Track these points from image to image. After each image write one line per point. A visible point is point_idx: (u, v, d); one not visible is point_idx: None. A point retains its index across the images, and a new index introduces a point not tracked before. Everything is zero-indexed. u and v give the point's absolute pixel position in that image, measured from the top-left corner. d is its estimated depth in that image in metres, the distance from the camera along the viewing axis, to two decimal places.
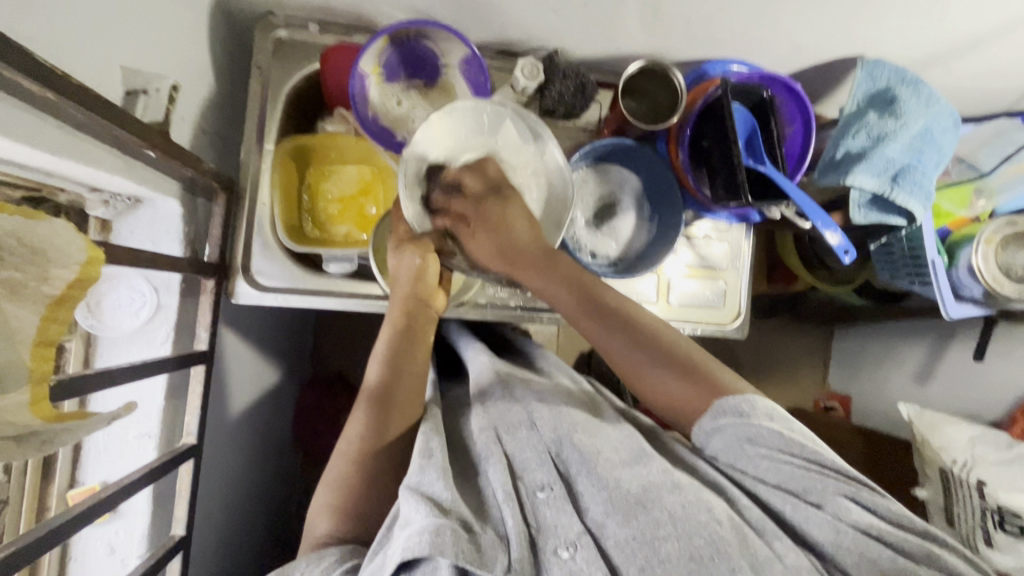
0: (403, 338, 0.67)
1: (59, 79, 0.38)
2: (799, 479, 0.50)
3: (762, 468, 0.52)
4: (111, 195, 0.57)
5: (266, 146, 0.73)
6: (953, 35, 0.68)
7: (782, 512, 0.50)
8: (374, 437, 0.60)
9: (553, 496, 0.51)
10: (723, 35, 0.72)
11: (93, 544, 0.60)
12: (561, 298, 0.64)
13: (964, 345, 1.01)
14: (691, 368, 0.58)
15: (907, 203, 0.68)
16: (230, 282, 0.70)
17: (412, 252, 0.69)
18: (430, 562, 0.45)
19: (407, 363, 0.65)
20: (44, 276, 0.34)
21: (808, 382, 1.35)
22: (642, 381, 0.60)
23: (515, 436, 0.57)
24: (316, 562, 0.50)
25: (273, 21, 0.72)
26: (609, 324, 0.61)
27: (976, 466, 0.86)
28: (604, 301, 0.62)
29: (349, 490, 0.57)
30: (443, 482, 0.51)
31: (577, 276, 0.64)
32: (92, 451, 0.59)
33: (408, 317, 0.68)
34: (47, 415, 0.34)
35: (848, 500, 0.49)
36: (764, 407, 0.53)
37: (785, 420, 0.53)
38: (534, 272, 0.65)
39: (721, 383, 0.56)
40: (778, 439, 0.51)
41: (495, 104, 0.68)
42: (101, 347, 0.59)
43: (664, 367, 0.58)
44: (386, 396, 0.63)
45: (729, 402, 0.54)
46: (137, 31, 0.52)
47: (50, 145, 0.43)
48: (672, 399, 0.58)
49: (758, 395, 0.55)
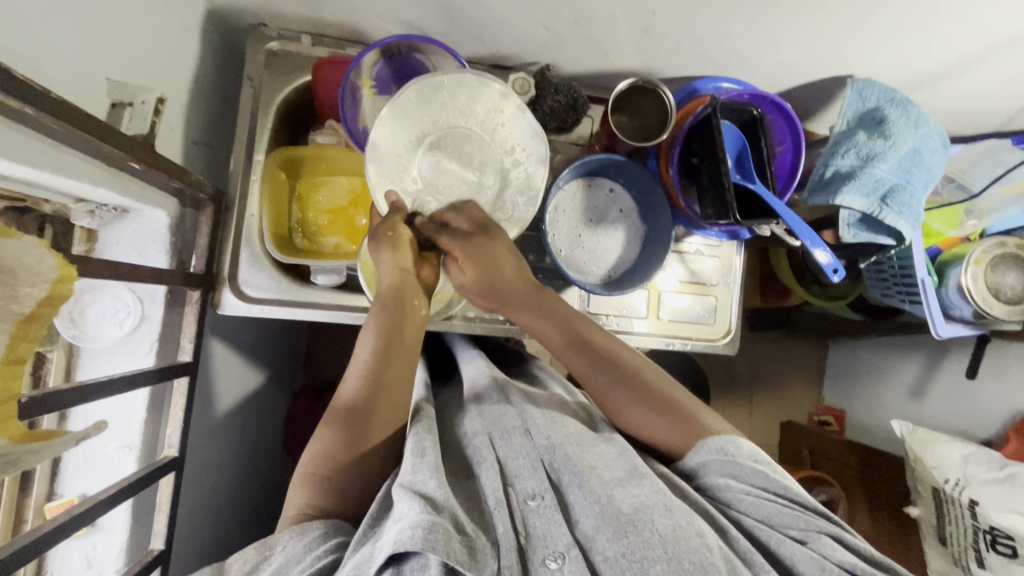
0: (391, 318, 0.64)
1: (37, 94, 0.38)
2: (784, 516, 0.50)
3: (745, 503, 0.51)
4: (97, 205, 0.56)
5: (256, 156, 0.73)
6: (942, 57, 0.68)
7: (768, 546, 0.49)
8: (365, 412, 0.59)
9: (543, 505, 0.50)
10: (713, 54, 0.72)
11: (70, 560, 0.58)
12: (548, 331, 0.67)
13: (958, 362, 1.01)
14: (670, 408, 0.60)
15: (896, 223, 0.68)
16: (216, 293, 0.70)
17: (386, 221, 0.65)
18: (419, 558, 0.43)
19: (397, 342, 0.63)
20: (12, 295, 0.34)
21: (803, 396, 1.34)
22: (623, 417, 0.61)
23: (507, 441, 0.57)
24: (300, 535, 0.50)
25: (265, 32, 0.72)
26: (592, 362, 0.64)
27: (968, 485, 0.85)
28: (589, 338, 0.65)
29: (332, 458, 0.57)
30: (436, 481, 0.50)
31: (560, 313, 0.67)
32: (71, 463, 0.58)
33: (397, 293, 0.65)
34: (11, 437, 0.34)
35: (830, 539, 0.49)
36: (749, 449, 0.55)
37: (769, 462, 0.55)
38: (519, 308, 0.68)
39: (700, 424, 0.59)
40: (762, 478, 0.52)
41: (454, 73, 0.64)
42: (84, 358, 0.58)
43: (643, 403, 0.60)
44: (380, 375, 0.61)
45: (715, 440, 0.56)
46: (124, 44, 0.52)
47: (30, 158, 0.42)
48: (655, 436, 0.60)
49: (743, 438, 0.57)
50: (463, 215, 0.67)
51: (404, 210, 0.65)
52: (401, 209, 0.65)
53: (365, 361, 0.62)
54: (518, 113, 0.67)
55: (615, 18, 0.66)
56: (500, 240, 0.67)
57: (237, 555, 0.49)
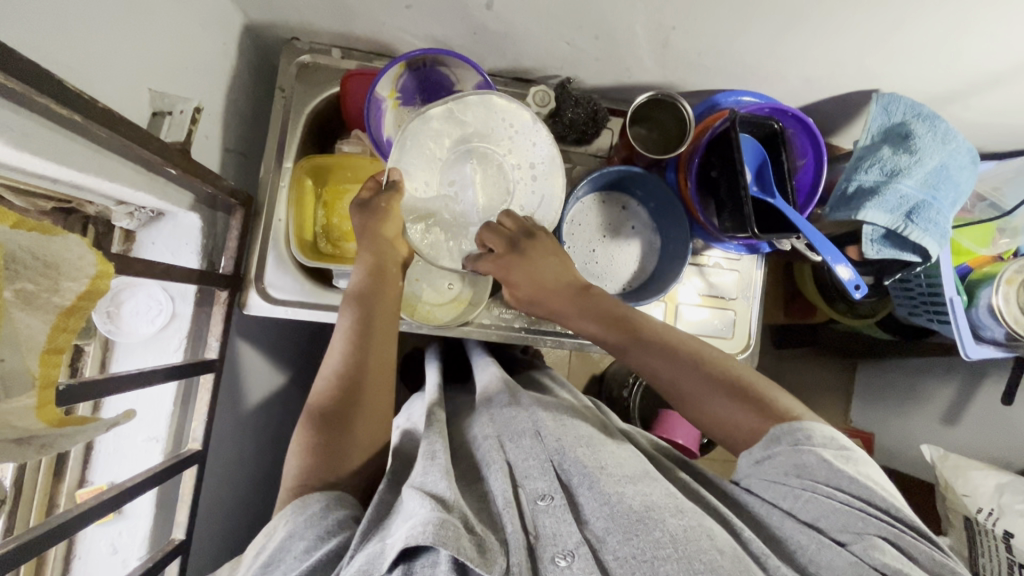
0: (373, 284, 0.66)
1: (85, 103, 0.41)
2: (836, 516, 0.48)
3: (801, 499, 0.49)
4: (136, 208, 0.59)
5: (285, 163, 0.76)
6: (971, 71, 0.66)
7: (803, 551, 0.48)
8: (353, 374, 0.62)
9: (553, 505, 0.50)
10: (735, 68, 0.72)
11: (97, 544, 0.61)
12: (602, 330, 0.66)
13: (995, 387, 0.96)
14: (741, 392, 0.58)
15: (921, 240, 0.67)
16: (243, 294, 0.73)
17: (382, 193, 0.66)
18: (430, 556, 0.45)
19: (377, 304, 0.65)
20: (55, 288, 0.36)
21: (830, 416, 1.30)
22: (695, 408, 0.60)
23: (517, 443, 0.57)
24: (301, 510, 0.52)
25: (298, 46, 0.75)
26: (658, 355, 0.63)
27: (1002, 515, 0.81)
28: (645, 330, 0.65)
29: (321, 411, 0.60)
30: (446, 482, 0.50)
31: (609, 309, 0.67)
32: (102, 452, 0.61)
33: (379, 264, 0.66)
34: (50, 420, 0.36)
35: (885, 542, 0.46)
36: (821, 436, 0.52)
37: (843, 451, 0.52)
38: (571, 308, 0.68)
39: (777, 408, 0.56)
40: (827, 472, 0.50)
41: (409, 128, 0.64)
42: (119, 351, 0.61)
43: (713, 391, 0.59)
44: (364, 339, 0.63)
45: (788, 429, 0.53)
46: (164, 58, 0.56)
47: (76, 162, 0.45)
48: (727, 425, 0.58)
49: (814, 422, 0.54)
50: (497, 234, 0.67)
51: (401, 188, 0.65)
52: (399, 186, 0.65)
53: (347, 329, 0.64)
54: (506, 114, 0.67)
55: (635, 33, 0.67)
56: (541, 237, 0.69)
57: (251, 547, 0.52)
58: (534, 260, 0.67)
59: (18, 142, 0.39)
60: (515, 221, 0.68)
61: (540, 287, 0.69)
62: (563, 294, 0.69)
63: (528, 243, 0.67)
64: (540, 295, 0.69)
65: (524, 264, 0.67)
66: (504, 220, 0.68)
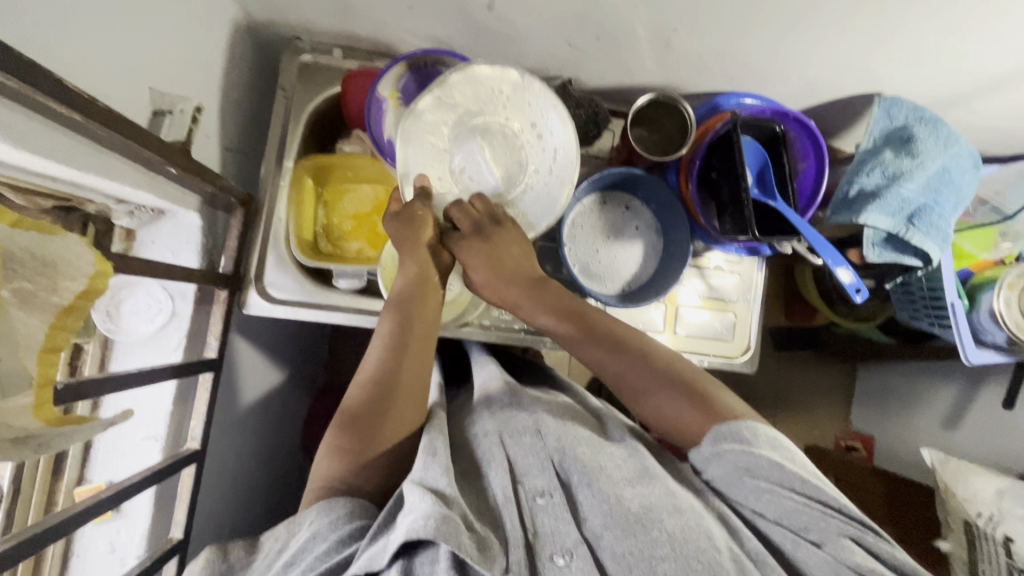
0: (411, 287, 0.67)
1: (85, 103, 0.40)
2: (800, 516, 0.48)
3: (762, 499, 0.49)
4: (136, 206, 0.59)
5: (286, 162, 0.76)
6: (974, 75, 0.66)
7: (783, 548, 0.48)
8: (387, 378, 0.61)
9: (552, 503, 0.50)
10: (737, 70, 0.72)
11: (95, 542, 0.61)
12: (558, 324, 0.67)
13: (996, 391, 0.96)
14: (687, 390, 0.58)
15: (923, 243, 0.67)
16: (243, 293, 0.73)
17: (414, 199, 0.67)
18: (430, 552, 0.45)
19: (417, 310, 0.66)
20: (53, 287, 0.36)
21: (830, 419, 1.29)
22: (643, 404, 0.60)
23: (518, 440, 0.56)
24: (327, 512, 0.51)
25: (299, 45, 0.75)
26: (611, 349, 0.63)
27: (1002, 520, 0.80)
28: (599, 326, 0.65)
29: (353, 413, 0.60)
30: (447, 478, 0.50)
31: (565, 303, 0.67)
32: (101, 450, 0.61)
33: (419, 271, 0.67)
34: (47, 420, 0.36)
35: (851, 542, 0.46)
36: (765, 436, 0.52)
37: (787, 450, 0.52)
38: (528, 300, 0.68)
39: (721, 407, 0.56)
40: (779, 473, 0.49)
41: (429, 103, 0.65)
42: (118, 350, 0.61)
43: (660, 388, 0.59)
44: (402, 344, 0.64)
45: (733, 427, 0.53)
46: (165, 57, 0.56)
47: (76, 160, 0.45)
48: (671, 422, 0.57)
49: (760, 423, 0.54)
50: (463, 212, 0.68)
51: (429, 192, 0.67)
52: (428, 192, 0.67)
53: (386, 333, 0.65)
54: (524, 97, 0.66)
55: (637, 34, 0.67)
56: (510, 228, 0.69)
57: (268, 534, 0.52)
58: (499, 244, 0.68)
59: (18, 142, 0.39)
60: (485, 205, 0.69)
61: (500, 274, 0.69)
62: (521, 286, 0.69)
63: (496, 229, 0.68)
64: (499, 284, 0.69)
65: (487, 249, 0.68)
66: (473, 202, 0.69)
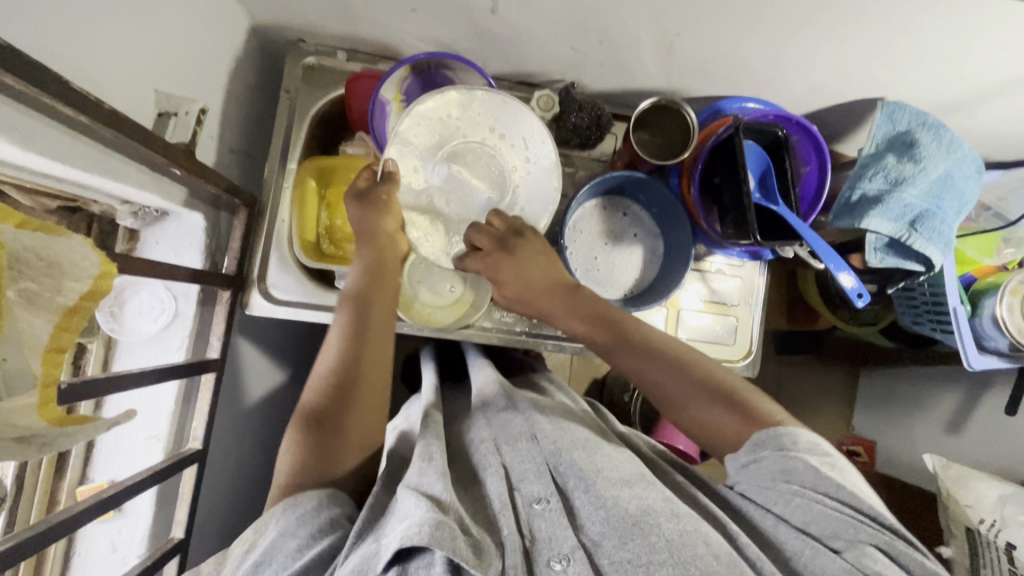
0: (371, 282, 0.67)
1: (92, 105, 0.41)
2: (828, 522, 0.48)
3: (791, 505, 0.49)
4: (140, 207, 0.59)
5: (289, 164, 0.76)
6: (977, 81, 0.66)
7: (796, 555, 0.48)
8: (348, 369, 0.62)
9: (549, 508, 0.49)
10: (740, 75, 0.72)
11: (97, 541, 0.62)
12: (591, 331, 0.67)
13: (999, 397, 0.96)
14: (726, 396, 0.58)
15: (925, 248, 0.67)
16: (245, 294, 0.73)
17: (379, 186, 0.66)
18: (426, 556, 0.44)
19: (374, 300, 0.66)
20: (58, 288, 0.37)
21: (832, 423, 1.29)
22: (680, 412, 0.60)
23: (514, 447, 0.56)
24: (293, 508, 0.51)
25: (303, 48, 0.76)
26: (647, 357, 0.63)
27: (1005, 527, 0.80)
28: (633, 333, 0.65)
29: (316, 407, 0.60)
30: (442, 484, 0.50)
31: (597, 310, 0.67)
32: (103, 450, 0.62)
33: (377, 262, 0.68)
34: (51, 419, 0.37)
35: (878, 550, 0.46)
36: (805, 442, 0.52)
37: (826, 458, 0.52)
38: (561, 307, 0.68)
39: (760, 414, 0.56)
40: (814, 478, 0.49)
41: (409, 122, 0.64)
42: (121, 350, 0.62)
43: (699, 395, 0.59)
44: (361, 334, 0.64)
45: (771, 434, 0.53)
46: (170, 59, 0.56)
47: (81, 161, 0.46)
48: (710, 429, 0.58)
49: (799, 427, 0.54)
50: (484, 232, 0.68)
51: (396, 180, 0.66)
52: (394, 178, 0.65)
53: (343, 324, 0.65)
54: (501, 104, 0.67)
55: (639, 38, 0.67)
56: (533, 239, 0.69)
57: (238, 541, 0.51)
58: (524, 259, 0.68)
59: (24, 143, 0.39)
60: (503, 221, 0.69)
61: (529, 286, 0.69)
62: (553, 294, 0.69)
63: (517, 241, 0.68)
64: (530, 294, 0.70)
65: (513, 263, 0.68)
66: (494, 218, 0.69)
